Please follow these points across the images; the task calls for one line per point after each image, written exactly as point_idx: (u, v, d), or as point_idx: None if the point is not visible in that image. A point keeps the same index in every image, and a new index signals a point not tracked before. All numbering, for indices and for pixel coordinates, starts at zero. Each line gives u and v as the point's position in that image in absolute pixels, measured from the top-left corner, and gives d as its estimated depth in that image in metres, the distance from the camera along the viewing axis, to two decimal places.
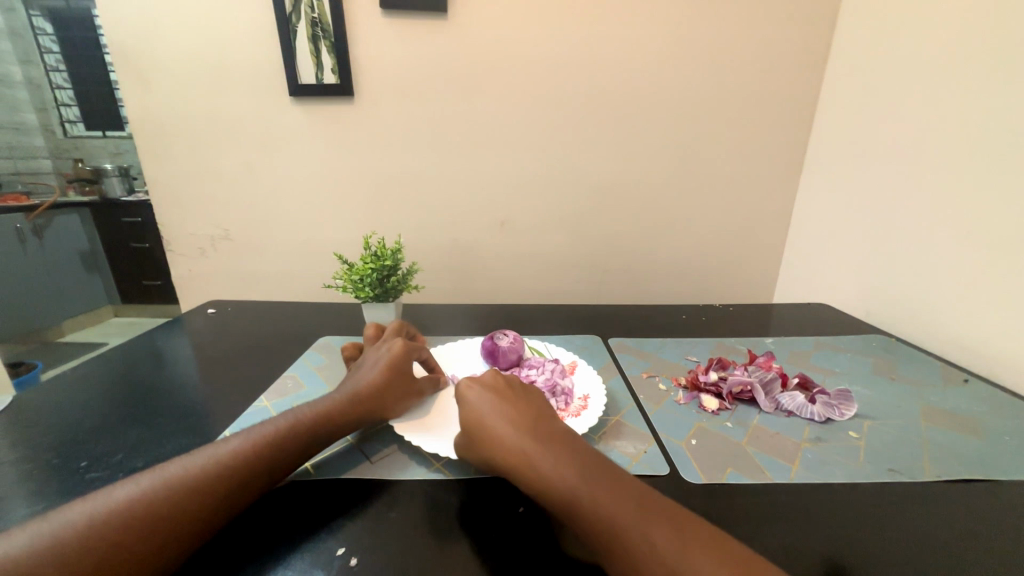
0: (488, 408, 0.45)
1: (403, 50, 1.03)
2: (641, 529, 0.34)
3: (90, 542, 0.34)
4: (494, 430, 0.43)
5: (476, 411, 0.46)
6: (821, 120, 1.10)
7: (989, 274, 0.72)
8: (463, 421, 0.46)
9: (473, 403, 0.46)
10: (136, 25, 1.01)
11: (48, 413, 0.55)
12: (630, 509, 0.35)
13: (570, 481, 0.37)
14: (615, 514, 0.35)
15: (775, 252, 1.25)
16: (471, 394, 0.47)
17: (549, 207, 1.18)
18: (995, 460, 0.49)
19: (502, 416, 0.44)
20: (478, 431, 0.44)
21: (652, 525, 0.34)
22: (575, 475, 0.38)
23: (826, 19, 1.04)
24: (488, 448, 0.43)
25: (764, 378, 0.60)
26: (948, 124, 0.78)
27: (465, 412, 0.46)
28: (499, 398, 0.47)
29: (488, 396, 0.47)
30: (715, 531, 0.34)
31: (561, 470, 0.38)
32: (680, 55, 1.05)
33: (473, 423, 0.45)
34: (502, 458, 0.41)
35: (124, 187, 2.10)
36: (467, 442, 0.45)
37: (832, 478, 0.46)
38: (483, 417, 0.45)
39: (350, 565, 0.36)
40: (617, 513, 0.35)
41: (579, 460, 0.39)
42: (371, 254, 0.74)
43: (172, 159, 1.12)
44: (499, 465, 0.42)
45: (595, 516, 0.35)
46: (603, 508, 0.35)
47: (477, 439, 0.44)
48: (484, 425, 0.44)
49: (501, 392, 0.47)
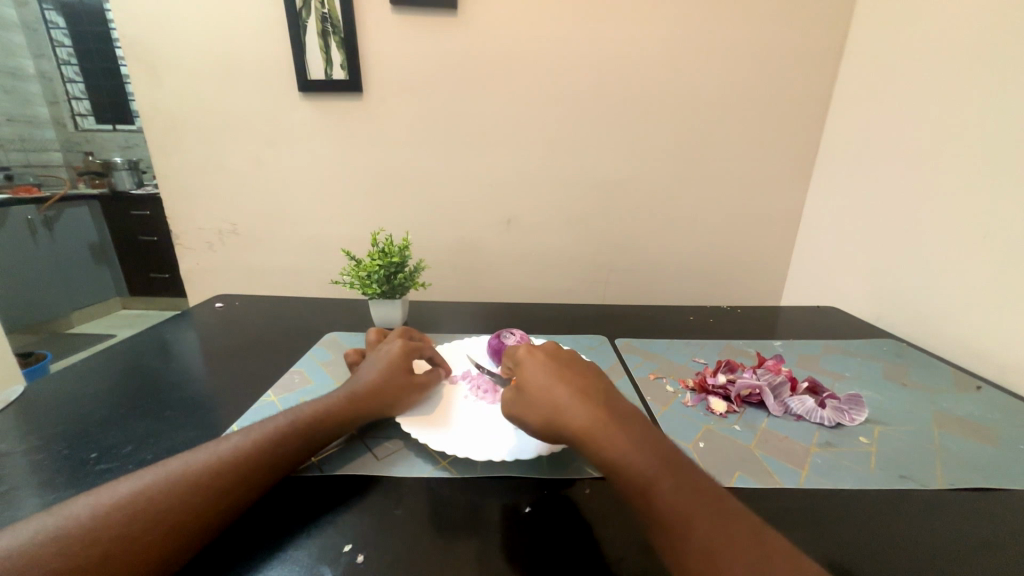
0: (551, 374, 0.46)
1: (411, 46, 1.02)
2: (700, 514, 0.34)
3: (94, 534, 0.33)
4: (558, 395, 0.44)
5: (538, 377, 0.46)
6: (833, 123, 1.08)
7: (1001, 280, 0.70)
8: (523, 384, 0.46)
9: (536, 369, 0.47)
10: (148, 20, 1.01)
11: (58, 403, 0.56)
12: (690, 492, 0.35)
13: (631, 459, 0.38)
14: (675, 503, 0.35)
15: (784, 253, 1.23)
16: (536, 361, 0.48)
17: (556, 206, 1.17)
18: (1011, 469, 0.48)
19: (566, 384, 0.45)
20: (541, 393, 0.45)
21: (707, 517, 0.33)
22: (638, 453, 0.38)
23: (840, 19, 1.02)
24: (550, 411, 0.43)
25: (773, 381, 0.59)
26: (961, 126, 0.77)
27: (526, 375, 0.47)
28: (561, 367, 0.47)
29: (550, 365, 0.47)
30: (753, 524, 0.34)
31: (624, 442, 0.39)
32: (690, 54, 1.04)
33: (533, 386, 0.46)
34: (565, 422, 0.42)
35: (133, 180, 2.08)
36: (524, 403, 0.45)
37: (844, 484, 0.45)
38: (546, 382, 0.45)
39: (356, 562, 0.35)
40: (676, 496, 0.35)
41: (640, 437, 0.40)
42: (378, 251, 0.74)
43: (181, 153, 1.12)
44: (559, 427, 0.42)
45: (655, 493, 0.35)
46: (666, 489, 0.35)
47: (537, 401, 0.44)
48: (547, 389, 0.45)
49: (563, 363, 0.48)
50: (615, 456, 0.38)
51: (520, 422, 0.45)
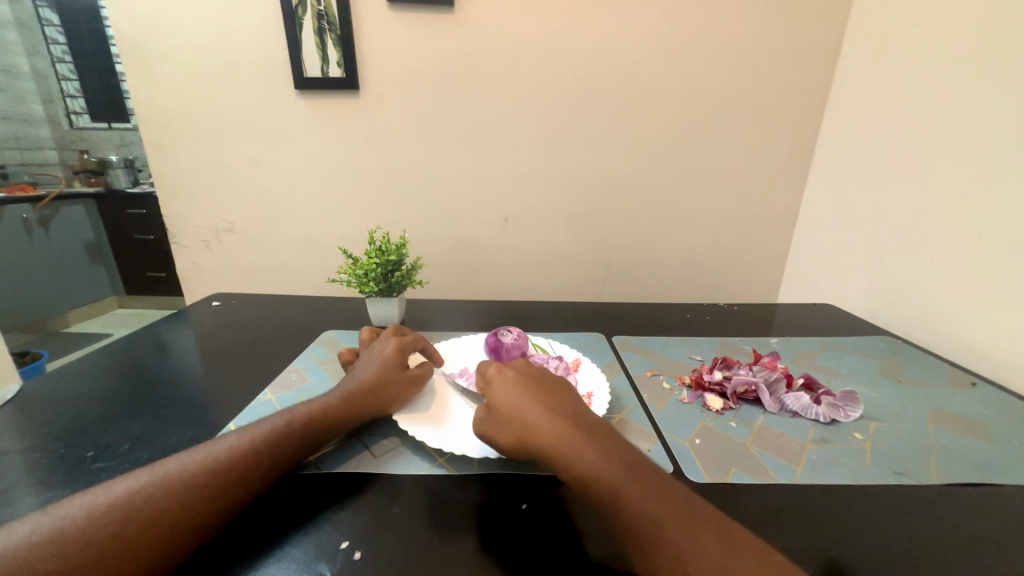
0: (520, 393, 0.46)
1: (408, 44, 1.02)
2: (673, 527, 0.34)
3: (89, 534, 0.33)
4: (527, 414, 0.43)
5: (507, 395, 0.46)
6: (830, 120, 1.08)
7: (996, 276, 0.71)
8: (493, 404, 0.46)
9: (505, 387, 0.47)
10: (142, 17, 1.00)
11: (53, 403, 0.55)
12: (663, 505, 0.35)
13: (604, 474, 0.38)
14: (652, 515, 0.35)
15: (781, 251, 1.24)
16: (504, 379, 0.47)
17: (554, 204, 1.17)
18: (1003, 464, 0.49)
19: (535, 402, 0.45)
20: (510, 413, 0.44)
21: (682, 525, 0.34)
22: (611, 467, 0.38)
23: (837, 16, 1.02)
24: (521, 431, 0.43)
25: (769, 378, 0.59)
26: (957, 124, 0.77)
27: (495, 394, 0.46)
28: (530, 385, 0.47)
29: (519, 382, 0.47)
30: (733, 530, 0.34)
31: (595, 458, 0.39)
32: (688, 52, 1.04)
33: (503, 405, 0.45)
34: (535, 442, 0.42)
35: (128, 179, 2.09)
36: (494, 423, 0.45)
37: (838, 480, 0.45)
38: (515, 401, 0.45)
39: (354, 559, 0.35)
40: (649, 510, 0.35)
41: (612, 451, 0.40)
42: (375, 249, 0.74)
43: (177, 150, 1.11)
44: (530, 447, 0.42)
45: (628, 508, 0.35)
46: (638, 503, 0.36)
47: (506, 421, 0.44)
48: (517, 408, 0.44)
49: (532, 380, 0.48)
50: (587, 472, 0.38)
51: (492, 442, 0.45)
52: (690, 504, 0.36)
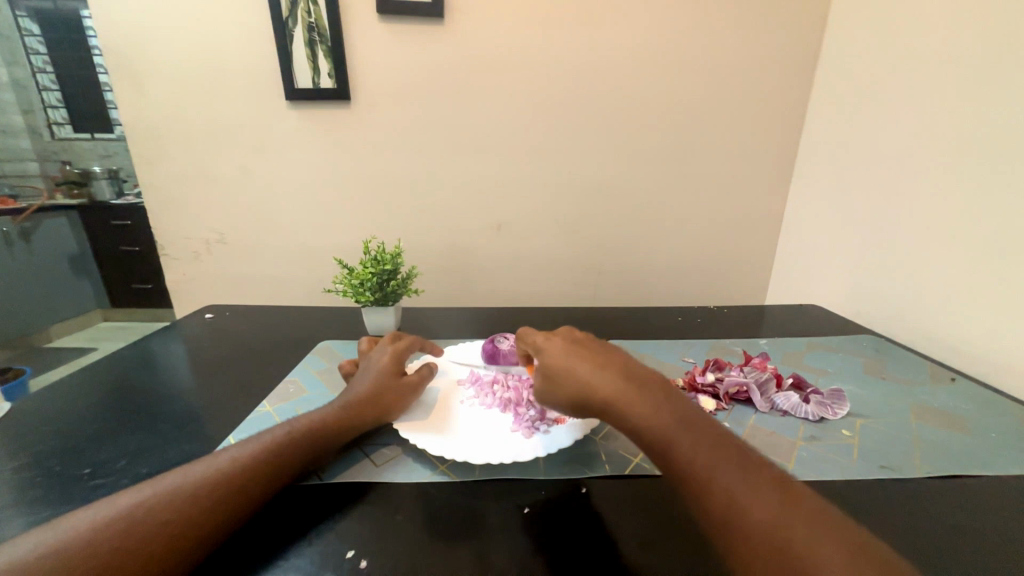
0: (572, 354, 0.47)
1: (400, 55, 1.03)
2: (733, 473, 0.34)
3: (95, 545, 0.33)
4: (585, 372, 0.45)
5: (560, 357, 0.47)
6: (811, 127, 1.12)
7: (974, 276, 0.74)
8: (547, 366, 0.47)
9: (556, 350, 0.48)
10: (131, 30, 1.00)
11: (45, 421, 0.55)
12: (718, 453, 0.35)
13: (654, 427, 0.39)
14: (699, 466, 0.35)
15: (768, 253, 1.27)
16: (555, 344, 0.49)
17: (546, 211, 1.18)
18: (983, 456, 0.51)
19: (588, 361, 0.46)
20: (565, 373, 0.46)
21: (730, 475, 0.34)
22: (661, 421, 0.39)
23: (814, 27, 1.06)
24: (578, 388, 0.44)
25: (760, 378, 0.61)
26: (930, 131, 0.81)
27: (547, 358, 0.48)
28: (581, 348, 0.48)
29: (571, 346, 0.48)
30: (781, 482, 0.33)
31: (650, 412, 0.39)
32: (673, 62, 1.07)
33: (557, 366, 0.47)
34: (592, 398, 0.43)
35: (112, 190, 2.05)
36: (553, 385, 0.47)
37: (828, 475, 0.47)
38: (569, 362, 0.46)
39: (360, 566, 0.36)
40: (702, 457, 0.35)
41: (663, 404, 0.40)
42: (370, 258, 0.74)
43: (167, 163, 1.11)
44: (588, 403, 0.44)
45: (683, 457, 0.36)
46: (694, 454, 0.36)
47: (563, 380, 0.46)
48: (571, 368, 0.46)
49: (583, 344, 0.49)
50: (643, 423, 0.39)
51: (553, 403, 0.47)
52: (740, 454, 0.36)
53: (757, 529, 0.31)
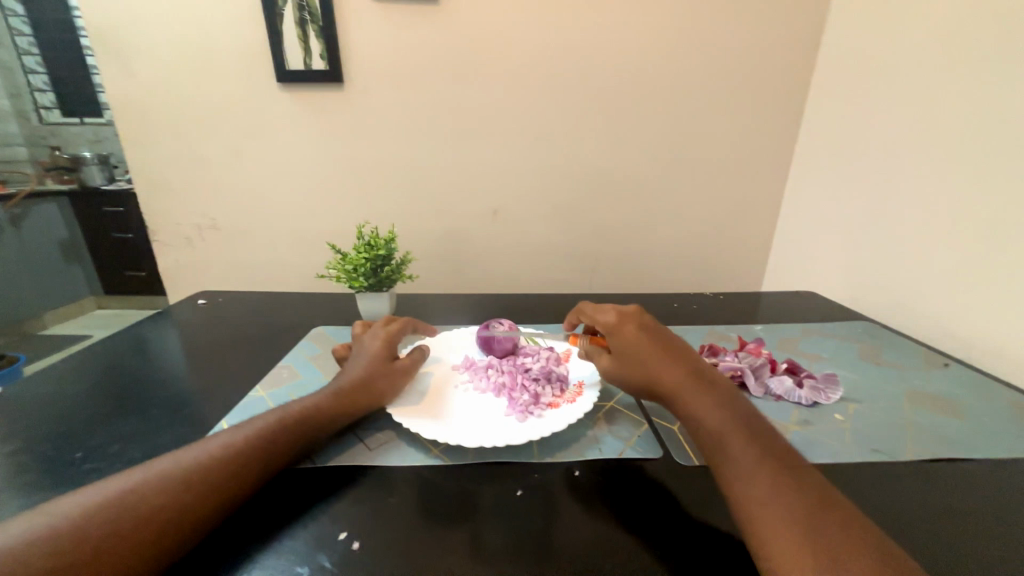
0: (644, 339, 0.50)
1: (393, 36, 1.01)
2: (776, 474, 0.36)
3: (85, 530, 0.33)
4: (655, 358, 0.48)
5: (632, 340, 0.51)
6: (811, 112, 1.10)
7: (970, 262, 0.73)
8: (618, 348, 0.51)
9: (629, 334, 0.51)
10: (115, 8, 0.97)
11: (36, 405, 0.54)
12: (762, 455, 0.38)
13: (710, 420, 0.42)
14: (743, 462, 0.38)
15: (765, 240, 1.26)
16: (627, 327, 0.52)
17: (543, 197, 1.17)
18: (973, 439, 0.51)
19: (660, 348, 0.49)
20: (636, 356, 0.49)
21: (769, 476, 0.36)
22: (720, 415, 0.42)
23: (817, 8, 1.04)
24: (647, 372, 0.48)
25: (754, 363, 0.61)
26: (931, 116, 0.80)
27: (619, 340, 0.51)
28: (652, 333, 0.51)
29: (642, 331, 0.51)
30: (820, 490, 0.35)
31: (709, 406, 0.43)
32: (672, 44, 1.05)
33: (628, 349, 0.50)
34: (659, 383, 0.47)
35: (103, 175, 2.02)
36: (622, 365, 0.50)
37: (820, 459, 0.47)
38: (641, 345, 0.50)
39: (352, 548, 0.36)
40: (746, 455, 0.38)
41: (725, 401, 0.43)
42: (364, 244, 0.74)
43: (156, 146, 1.09)
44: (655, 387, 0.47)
45: (727, 449, 0.39)
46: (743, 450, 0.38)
47: (633, 362, 0.49)
48: (643, 352, 0.49)
49: (653, 330, 0.52)
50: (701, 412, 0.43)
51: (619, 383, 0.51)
52: (785, 457, 0.38)
53: (776, 524, 0.33)
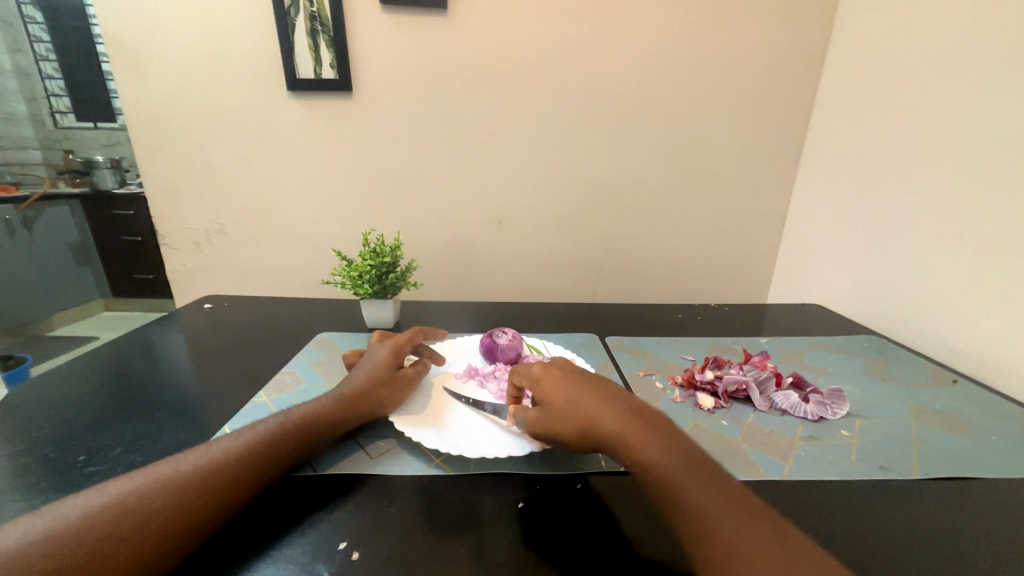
0: (571, 388, 0.46)
1: (402, 46, 1.02)
2: (744, 528, 0.33)
3: (85, 534, 0.33)
4: (587, 405, 0.44)
5: (560, 391, 0.46)
6: (816, 124, 1.10)
7: (979, 277, 0.73)
8: (546, 399, 0.46)
9: (556, 384, 0.47)
10: (132, 17, 0.99)
11: (41, 407, 0.55)
12: (721, 500, 0.35)
13: (664, 468, 0.38)
14: (710, 513, 0.34)
15: (770, 251, 1.25)
16: (554, 376, 0.48)
17: (547, 206, 1.18)
18: (983, 458, 0.50)
19: (592, 395, 0.45)
20: (567, 407, 0.44)
21: (741, 528, 0.33)
22: (674, 464, 0.38)
23: (823, 21, 1.04)
24: (583, 424, 0.43)
25: (759, 377, 0.61)
26: (940, 130, 0.79)
27: (547, 391, 0.47)
28: (579, 380, 0.47)
29: (568, 378, 0.47)
30: (796, 538, 0.33)
31: (661, 452, 0.39)
32: (678, 55, 1.06)
33: (557, 399, 0.45)
34: (600, 435, 0.42)
35: (115, 179, 2.04)
36: (552, 419, 0.44)
37: (826, 475, 0.47)
38: (569, 395, 0.45)
39: (351, 559, 0.36)
40: (706, 504, 0.35)
41: (678, 446, 0.39)
42: (369, 251, 0.74)
43: (166, 151, 1.10)
44: (597, 440, 0.42)
45: (686, 500, 0.35)
46: (706, 502, 0.35)
47: (564, 414, 0.44)
48: (572, 401, 0.45)
49: (581, 376, 0.48)
50: (648, 463, 0.38)
51: (554, 440, 0.44)
52: (753, 506, 0.35)
53: None
